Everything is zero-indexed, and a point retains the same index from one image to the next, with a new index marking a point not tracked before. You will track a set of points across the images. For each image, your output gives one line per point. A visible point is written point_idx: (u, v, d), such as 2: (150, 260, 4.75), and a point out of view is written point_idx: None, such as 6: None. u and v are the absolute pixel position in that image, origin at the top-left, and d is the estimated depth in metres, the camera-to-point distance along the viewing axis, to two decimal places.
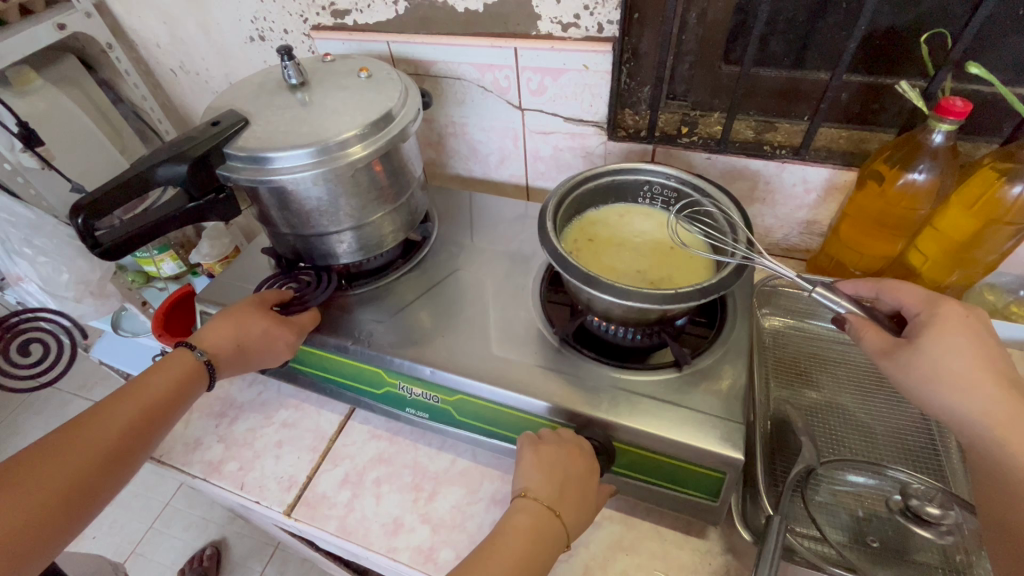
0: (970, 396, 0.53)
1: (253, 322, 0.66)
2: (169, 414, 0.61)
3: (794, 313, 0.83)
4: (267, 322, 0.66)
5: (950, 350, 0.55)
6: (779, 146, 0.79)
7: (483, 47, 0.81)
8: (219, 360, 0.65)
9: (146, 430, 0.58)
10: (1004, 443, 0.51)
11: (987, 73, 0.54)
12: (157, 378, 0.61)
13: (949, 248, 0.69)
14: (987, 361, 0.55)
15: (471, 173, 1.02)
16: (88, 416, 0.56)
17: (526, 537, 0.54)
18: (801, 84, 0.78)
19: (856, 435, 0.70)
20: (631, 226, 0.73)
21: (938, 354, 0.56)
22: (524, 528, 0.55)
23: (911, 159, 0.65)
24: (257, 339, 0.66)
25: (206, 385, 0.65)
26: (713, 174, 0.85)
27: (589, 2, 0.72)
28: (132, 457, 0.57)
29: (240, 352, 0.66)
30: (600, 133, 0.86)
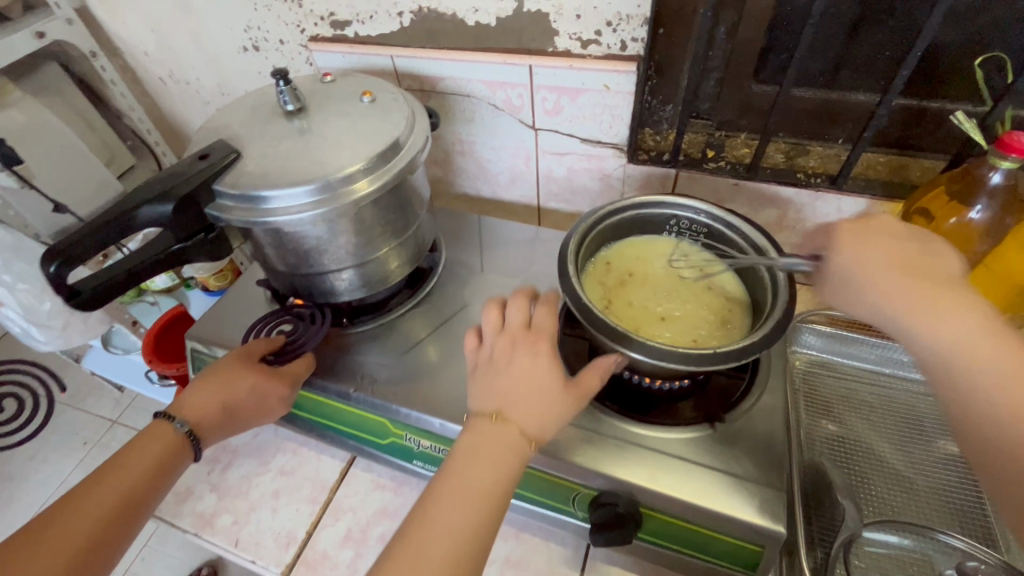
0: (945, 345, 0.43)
1: (240, 381, 0.59)
2: (150, 497, 0.55)
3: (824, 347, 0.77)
4: (253, 380, 0.60)
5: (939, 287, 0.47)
6: (814, 174, 0.74)
7: (495, 64, 0.75)
8: (204, 427, 0.59)
9: (124, 519, 0.52)
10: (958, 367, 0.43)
11: None
12: (136, 457, 0.56)
13: (1006, 291, 0.62)
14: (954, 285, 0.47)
15: (479, 193, 0.96)
16: (56, 512, 0.51)
17: (514, 398, 0.52)
18: (837, 105, 0.72)
19: (896, 490, 0.65)
20: (656, 260, 0.68)
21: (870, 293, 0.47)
22: (501, 382, 0.53)
23: (967, 197, 0.60)
24: (246, 399, 0.60)
25: (189, 459, 0.59)
26: (740, 200, 0.80)
27: (612, 18, 0.67)
28: (109, 553, 0.51)
29: (227, 414, 0.60)
30: (619, 156, 0.81)
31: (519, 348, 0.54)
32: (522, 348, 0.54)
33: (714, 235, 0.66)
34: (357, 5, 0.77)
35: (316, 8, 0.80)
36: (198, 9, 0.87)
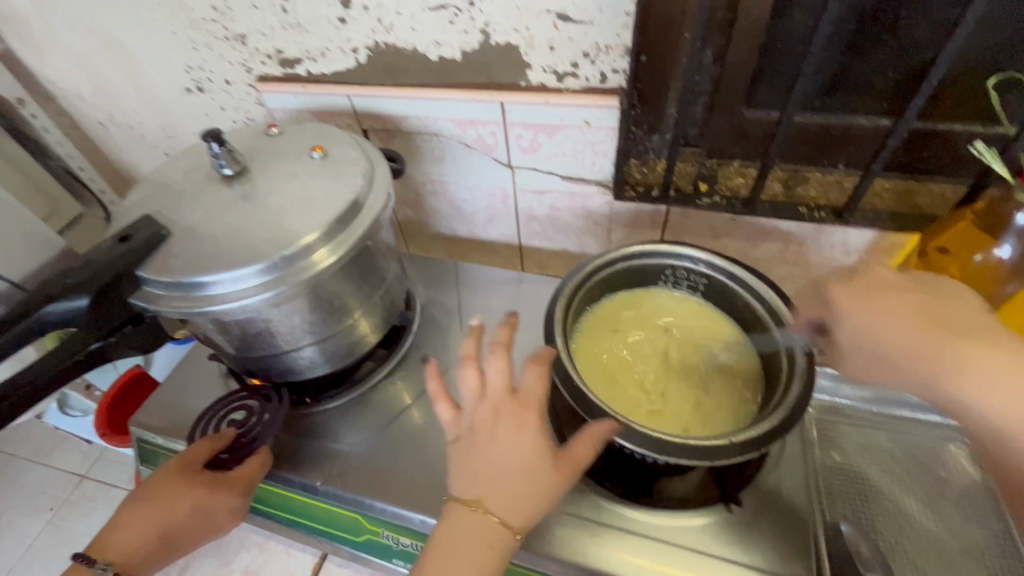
0: (983, 401, 0.43)
1: (179, 503, 0.53)
2: None
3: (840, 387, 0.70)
4: (196, 497, 0.53)
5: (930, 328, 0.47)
6: (816, 206, 0.68)
7: (463, 102, 0.68)
8: (136, 561, 0.53)
9: None
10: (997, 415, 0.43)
11: None
12: None
13: None
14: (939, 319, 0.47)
15: (455, 232, 0.89)
16: None
17: (500, 476, 0.43)
18: (838, 130, 0.64)
19: (931, 554, 0.58)
20: (670, 317, 0.62)
21: (878, 350, 0.47)
22: (483, 451, 0.44)
23: (994, 234, 0.53)
24: (188, 521, 0.54)
25: None
26: (737, 234, 0.74)
27: (590, 49, 0.60)
28: None
29: (168, 538, 0.54)
30: (604, 193, 0.74)
31: (500, 418, 0.45)
32: (506, 415, 0.45)
33: (714, 285, 0.60)
34: (306, 42, 0.69)
35: (261, 46, 0.72)
36: (132, 50, 0.79)
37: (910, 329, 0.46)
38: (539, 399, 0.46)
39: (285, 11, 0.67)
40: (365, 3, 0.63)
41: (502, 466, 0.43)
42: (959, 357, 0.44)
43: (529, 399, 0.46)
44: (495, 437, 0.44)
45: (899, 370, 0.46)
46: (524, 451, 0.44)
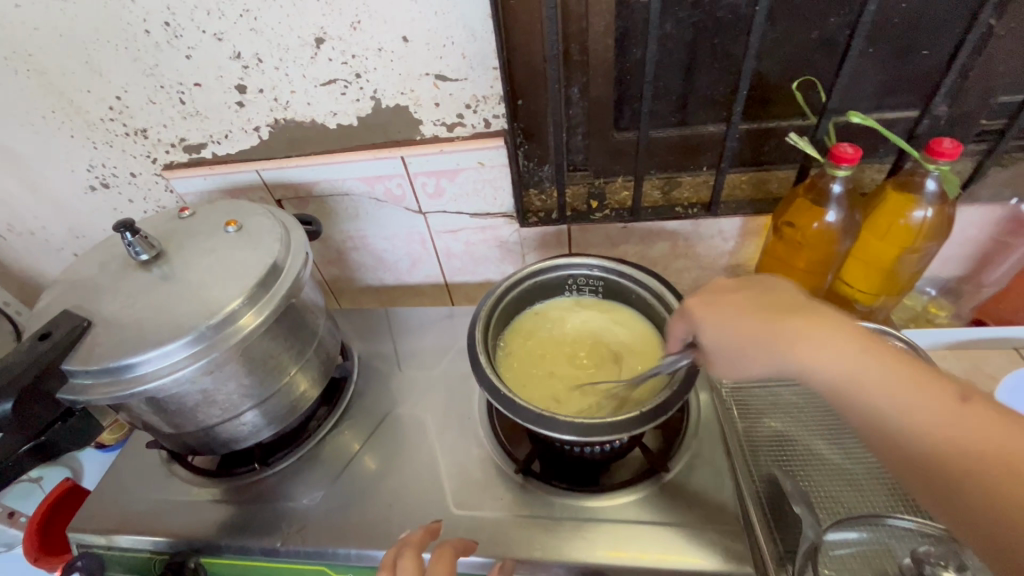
0: (828, 369, 0.46)
1: None
2: None
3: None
4: None
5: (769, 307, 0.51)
6: (690, 205, 0.79)
7: (366, 161, 0.74)
8: None
9: None
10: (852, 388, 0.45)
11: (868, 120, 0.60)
12: None
13: (875, 276, 0.70)
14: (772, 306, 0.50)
15: (382, 282, 0.93)
16: None
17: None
18: (693, 139, 0.76)
19: (841, 483, 0.64)
20: (613, 330, 0.67)
21: (730, 338, 0.50)
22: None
23: (821, 206, 0.65)
24: None
25: None
26: (633, 240, 0.83)
27: (470, 100, 0.69)
28: None
29: None
30: (511, 222, 0.82)
31: None
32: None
33: (610, 286, 0.68)
34: (208, 127, 0.73)
35: (164, 136, 0.75)
36: (29, 158, 0.79)
37: (747, 318, 0.50)
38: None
39: (183, 102, 0.71)
40: (260, 86, 0.68)
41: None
42: (801, 335, 0.47)
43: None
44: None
45: (753, 350, 0.49)
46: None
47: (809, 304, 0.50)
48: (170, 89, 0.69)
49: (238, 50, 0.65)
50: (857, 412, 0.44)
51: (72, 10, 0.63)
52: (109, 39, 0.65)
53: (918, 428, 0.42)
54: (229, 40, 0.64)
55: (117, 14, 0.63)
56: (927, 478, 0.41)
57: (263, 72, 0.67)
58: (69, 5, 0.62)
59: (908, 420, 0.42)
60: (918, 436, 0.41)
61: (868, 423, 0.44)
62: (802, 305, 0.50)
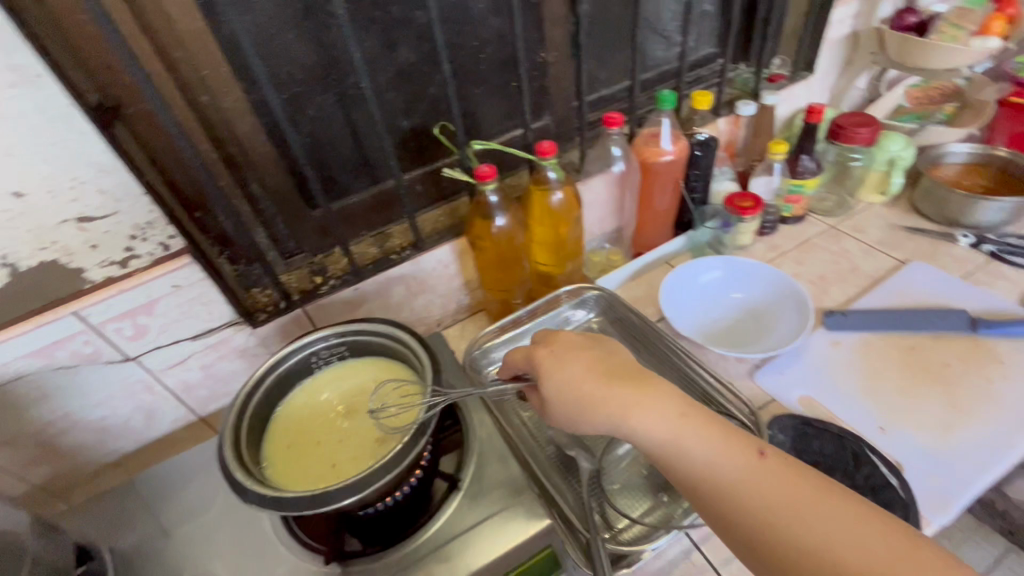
0: (660, 434, 0.50)
1: None
2: None
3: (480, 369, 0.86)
4: None
5: (572, 389, 0.55)
6: (402, 247, 0.88)
7: (25, 334, 0.63)
8: None
9: None
10: (684, 449, 0.49)
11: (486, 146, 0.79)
12: None
13: (554, 251, 0.90)
14: (606, 370, 0.55)
15: (120, 451, 0.80)
16: None
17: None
18: (381, 196, 0.88)
19: None
20: (371, 384, 0.69)
21: (572, 406, 0.55)
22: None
23: (489, 216, 0.80)
24: None
25: None
26: (370, 297, 0.88)
27: (133, 230, 0.65)
28: None
29: None
30: (241, 327, 0.79)
31: None
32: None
33: (352, 344, 0.70)
34: None
35: None
36: None
37: (590, 380, 0.54)
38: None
39: None
40: None
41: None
42: (633, 404, 0.51)
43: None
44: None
45: (591, 416, 0.53)
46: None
47: (631, 368, 0.55)
48: None
49: None
50: (683, 465, 0.49)
51: None
52: None
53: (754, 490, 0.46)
54: None
55: None
56: (725, 525, 0.47)
57: None
58: None
59: (730, 474, 0.47)
60: (735, 504, 0.46)
61: (714, 496, 0.47)
62: (638, 375, 0.54)
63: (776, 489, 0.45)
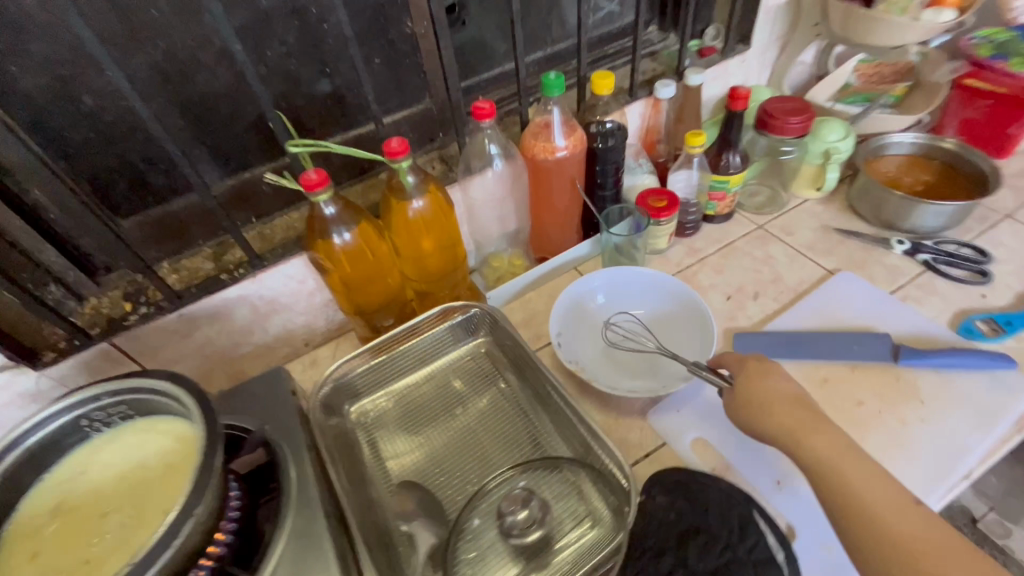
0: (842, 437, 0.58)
1: None
2: None
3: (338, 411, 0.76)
4: None
5: (773, 408, 0.61)
6: (239, 265, 0.73)
7: None
8: None
9: None
10: (856, 491, 0.54)
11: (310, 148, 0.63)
12: None
13: (427, 264, 0.76)
14: (804, 412, 0.60)
15: None
16: None
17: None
18: (215, 200, 0.73)
19: (465, 465, 0.71)
20: (155, 456, 0.54)
21: (766, 414, 0.61)
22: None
23: (328, 231, 0.66)
24: None
25: None
26: (204, 322, 0.74)
27: None
28: None
29: None
30: (22, 369, 0.64)
31: None
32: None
33: (136, 405, 0.55)
34: None
35: None
36: None
37: (791, 414, 0.60)
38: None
39: None
40: None
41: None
42: (811, 434, 0.58)
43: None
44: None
45: (781, 405, 0.60)
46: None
47: (812, 409, 0.60)
48: None
49: None
50: (846, 496, 0.54)
51: None
52: None
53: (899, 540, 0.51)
54: None
55: None
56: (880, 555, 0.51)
57: None
58: None
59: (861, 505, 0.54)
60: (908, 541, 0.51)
61: (839, 493, 0.54)
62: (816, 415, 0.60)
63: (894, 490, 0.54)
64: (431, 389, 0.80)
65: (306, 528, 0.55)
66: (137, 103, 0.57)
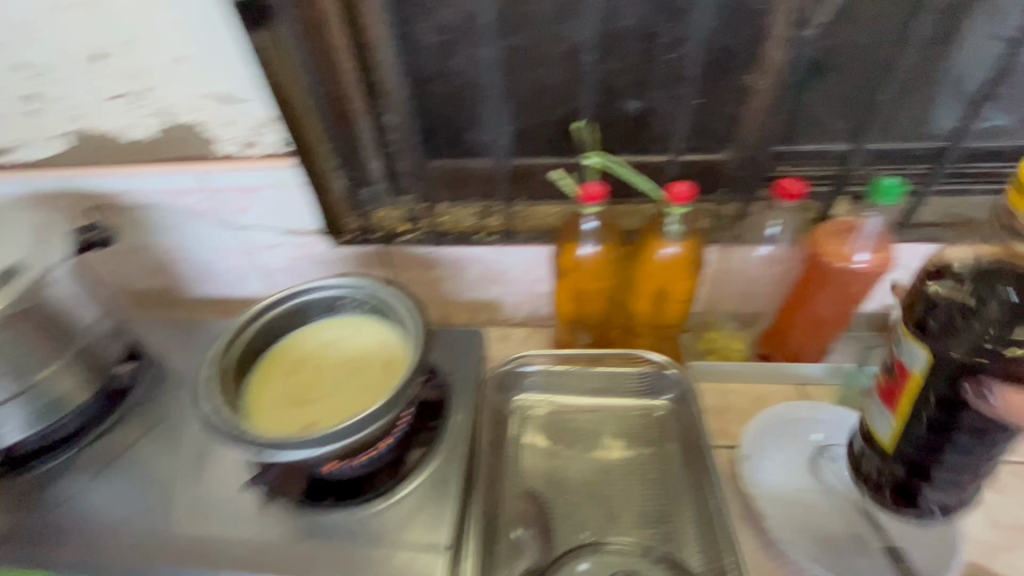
0: None
1: None
2: None
3: (505, 389, 0.78)
4: None
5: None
6: (492, 231, 0.82)
7: (165, 175, 0.75)
8: None
9: None
10: None
11: (603, 160, 0.64)
12: None
13: (650, 304, 0.75)
14: None
15: (216, 292, 0.93)
16: None
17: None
18: (502, 168, 0.81)
19: (594, 505, 0.68)
20: (363, 358, 0.66)
21: None
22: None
23: (580, 241, 0.68)
24: None
25: None
26: (447, 263, 0.85)
27: (259, 122, 0.70)
28: None
29: None
30: (325, 239, 0.83)
31: None
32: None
33: (373, 304, 0.67)
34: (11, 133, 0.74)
35: None
36: None
37: None
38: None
39: None
40: (54, 96, 0.70)
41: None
42: None
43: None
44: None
45: None
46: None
47: None
48: None
49: (24, 60, 0.66)
50: None
51: None
52: None
53: None
54: (12, 50, 0.65)
55: None
56: None
57: (54, 82, 0.68)
58: None
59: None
60: None
61: None
62: None
63: None
64: (595, 419, 0.77)
65: (442, 485, 0.63)
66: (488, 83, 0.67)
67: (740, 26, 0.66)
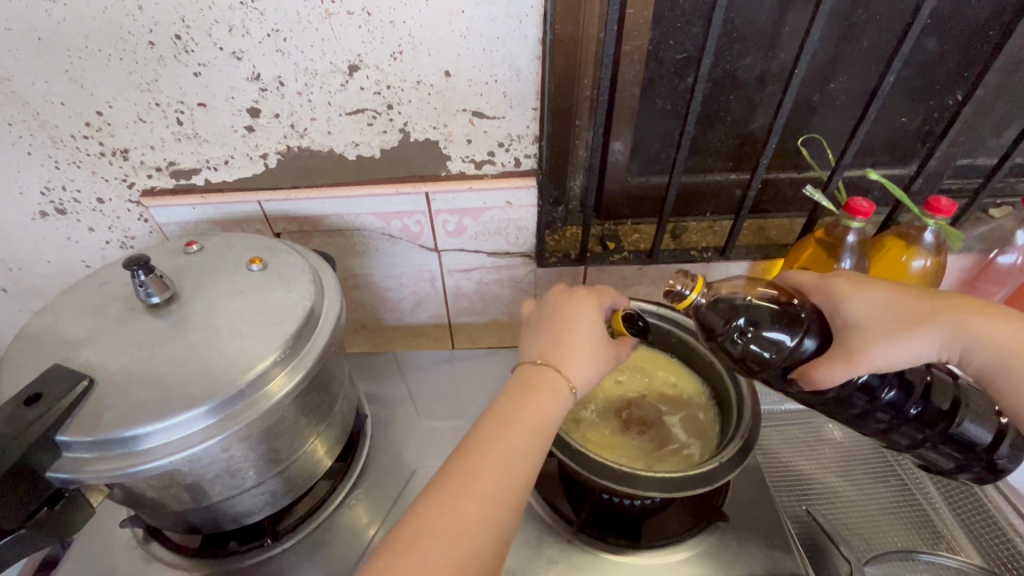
0: (877, 301, 0.53)
1: None
2: None
3: None
4: None
5: (832, 292, 0.55)
6: (703, 248, 0.82)
7: (385, 196, 0.69)
8: None
9: None
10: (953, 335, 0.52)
11: (885, 180, 0.69)
12: None
13: None
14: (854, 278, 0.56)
15: (382, 322, 0.86)
16: None
17: (476, 533, 0.43)
18: (705, 186, 0.81)
19: (863, 522, 0.68)
20: (644, 390, 0.71)
21: (875, 305, 0.53)
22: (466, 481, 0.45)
23: (838, 251, 0.70)
24: None
25: None
26: (645, 281, 0.84)
27: (504, 139, 0.67)
28: None
29: None
30: (528, 262, 0.79)
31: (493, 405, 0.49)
32: (560, 340, 0.54)
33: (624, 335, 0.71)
34: (205, 151, 0.66)
35: (147, 159, 0.66)
36: None
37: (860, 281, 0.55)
38: (599, 326, 0.55)
39: (179, 122, 0.63)
40: (276, 110, 0.62)
41: (507, 483, 0.45)
42: (845, 285, 0.55)
43: (579, 328, 0.54)
44: (510, 436, 0.47)
45: (888, 317, 0.53)
46: (537, 434, 0.48)
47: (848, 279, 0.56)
48: (167, 107, 0.62)
49: (258, 72, 0.59)
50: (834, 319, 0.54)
51: (59, 12, 0.55)
52: (101, 47, 0.57)
53: (886, 324, 0.52)
54: (249, 60, 0.58)
55: (116, 21, 0.55)
56: (894, 323, 0.52)
57: (283, 96, 0.61)
58: (56, 6, 0.54)
59: (886, 356, 0.51)
60: (896, 319, 0.52)
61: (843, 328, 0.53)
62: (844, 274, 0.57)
63: (902, 304, 0.53)
64: (856, 443, 0.76)
65: (753, 512, 0.64)
66: (785, 109, 0.66)
67: (969, 53, 0.70)
